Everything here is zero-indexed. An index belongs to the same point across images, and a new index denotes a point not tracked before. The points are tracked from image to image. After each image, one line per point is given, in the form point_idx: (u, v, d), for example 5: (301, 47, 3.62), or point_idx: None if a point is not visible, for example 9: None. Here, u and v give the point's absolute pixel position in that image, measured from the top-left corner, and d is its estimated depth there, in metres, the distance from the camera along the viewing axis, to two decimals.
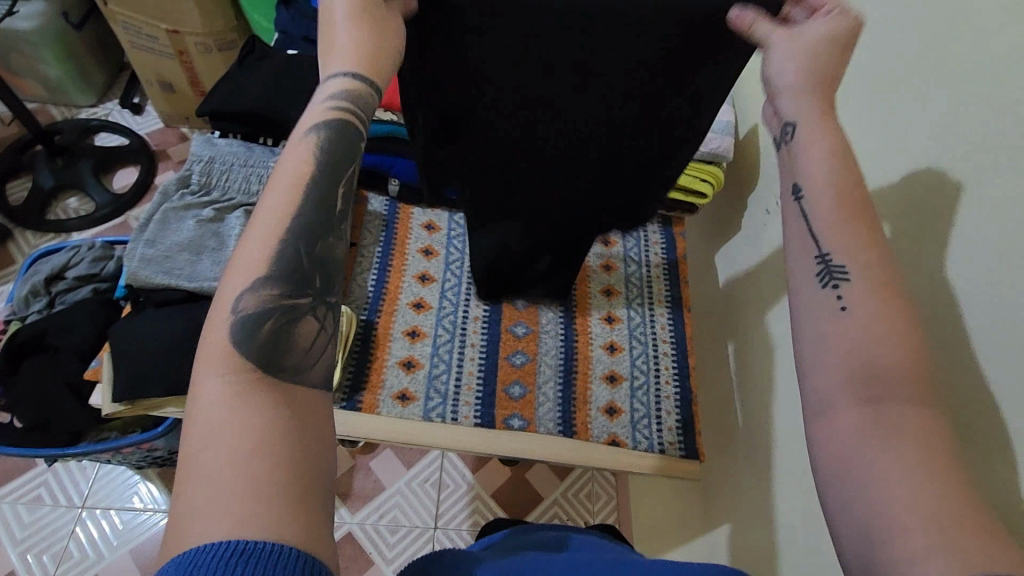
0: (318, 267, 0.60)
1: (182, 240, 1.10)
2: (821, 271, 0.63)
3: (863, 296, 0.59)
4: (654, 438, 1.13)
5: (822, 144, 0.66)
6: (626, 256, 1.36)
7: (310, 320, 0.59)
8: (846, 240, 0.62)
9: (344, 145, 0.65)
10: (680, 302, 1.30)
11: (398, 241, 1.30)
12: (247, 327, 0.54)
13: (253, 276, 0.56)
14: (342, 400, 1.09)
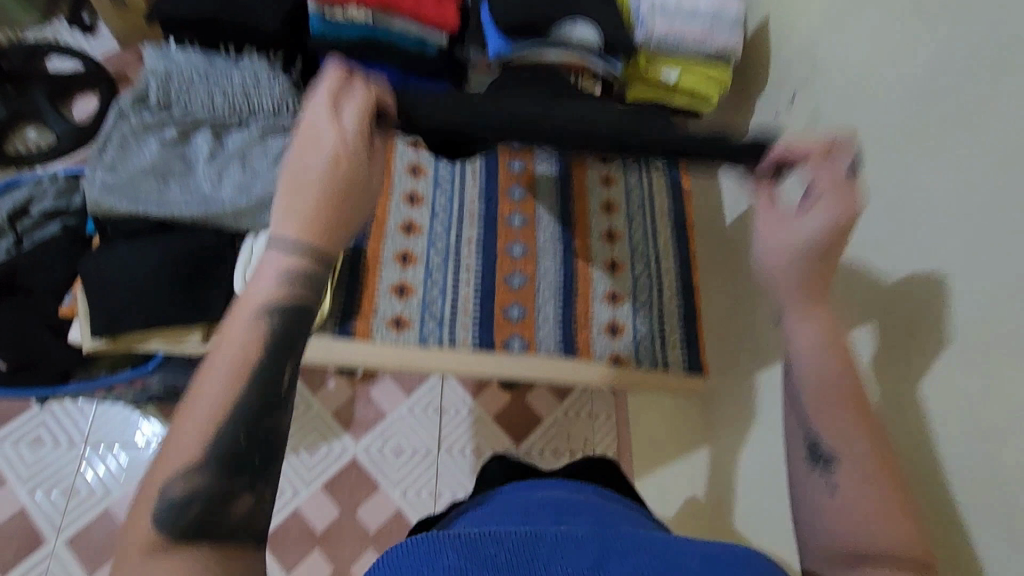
0: (258, 444, 0.56)
1: (145, 164, 1.00)
2: (811, 456, 0.65)
3: (851, 475, 0.61)
4: (658, 354, 1.11)
5: (815, 329, 0.67)
6: (627, 169, 1.27)
7: (245, 494, 0.54)
8: (861, 452, 0.62)
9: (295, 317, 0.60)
10: (683, 215, 1.24)
11: (382, 160, 1.20)
12: (175, 499, 0.52)
13: (179, 460, 0.53)
14: (335, 327, 1.05)
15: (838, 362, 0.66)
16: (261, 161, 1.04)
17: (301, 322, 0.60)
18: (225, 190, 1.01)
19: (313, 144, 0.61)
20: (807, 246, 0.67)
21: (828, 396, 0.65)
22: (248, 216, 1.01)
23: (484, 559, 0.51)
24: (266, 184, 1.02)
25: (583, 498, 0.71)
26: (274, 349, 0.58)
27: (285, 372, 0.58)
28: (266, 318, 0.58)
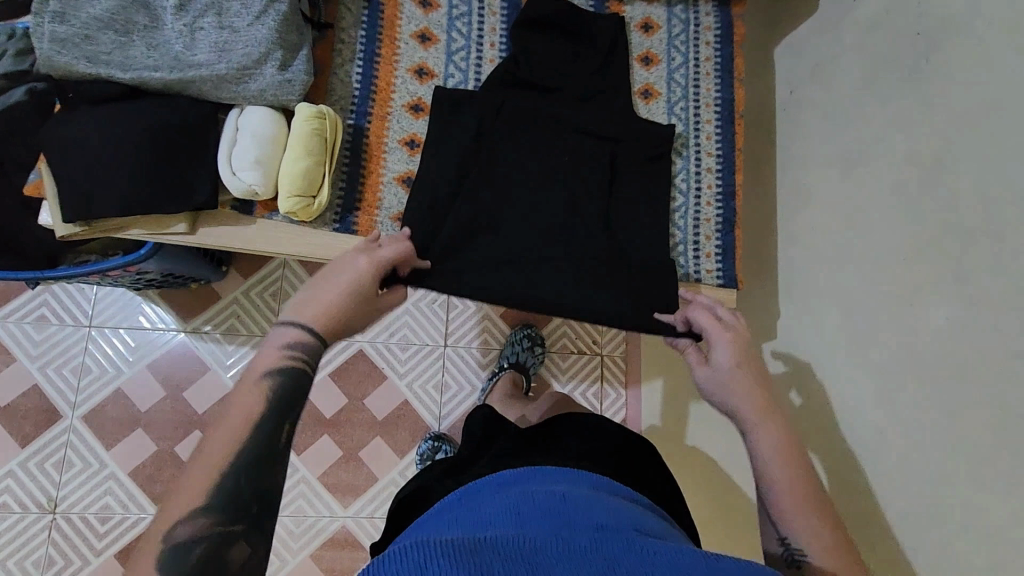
0: (257, 496, 0.64)
1: (101, 12, 0.83)
2: (784, 556, 0.67)
3: (813, 548, 0.66)
4: (690, 265, 1.01)
5: (775, 442, 0.71)
6: (670, 48, 1.09)
7: (240, 546, 0.62)
8: (809, 529, 0.67)
9: (288, 388, 0.69)
10: (732, 103, 1.08)
11: (386, 23, 1.01)
12: (181, 555, 0.60)
13: (183, 510, 0.61)
14: (335, 221, 0.94)
15: (797, 470, 0.70)
16: (243, 25, 0.86)
17: (296, 389, 0.71)
18: (201, 51, 0.85)
19: (324, 276, 0.76)
20: (727, 380, 0.78)
21: (793, 488, 0.69)
22: (230, 85, 0.86)
23: (474, 562, 0.53)
24: (250, 46, 0.86)
25: (591, 494, 0.74)
26: (269, 413, 0.68)
27: (281, 425, 0.68)
28: (269, 376, 0.69)
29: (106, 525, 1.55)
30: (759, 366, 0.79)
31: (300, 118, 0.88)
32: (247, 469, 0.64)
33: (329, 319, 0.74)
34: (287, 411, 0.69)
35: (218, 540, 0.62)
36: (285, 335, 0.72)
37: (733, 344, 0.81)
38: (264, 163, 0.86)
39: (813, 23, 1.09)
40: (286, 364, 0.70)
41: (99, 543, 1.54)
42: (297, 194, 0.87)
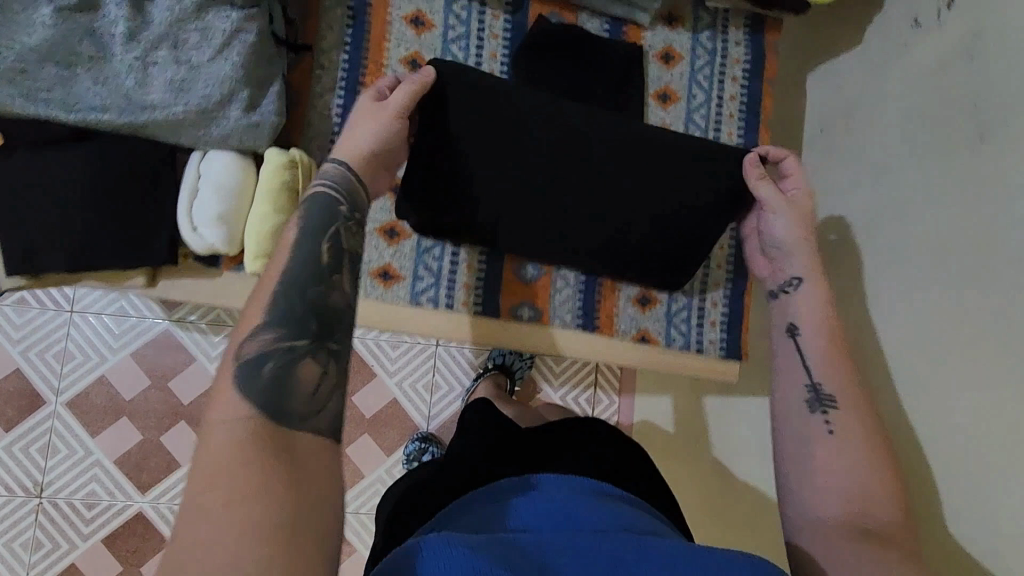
0: (315, 313, 0.63)
1: (37, 41, 0.71)
2: (811, 400, 0.76)
3: (847, 424, 0.73)
4: (693, 335, 0.94)
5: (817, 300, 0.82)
6: (692, 83, 0.97)
7: (308, 362, 0.61)
8: (839, 379, 0.76)
9: (324, 213, 0.69)
10: (757, 150, 0.98)
11: (372, 46, 0.89)
12: (259, 358, 0.59)
13: (255, 326, 0.61)
14: None
15: (835, 339, 0.80)
16: (201, 59, 0.75)
17: (330, 216, 0.70)
18: (154, 90, 0.74)
19: (357, 116, 0.78)
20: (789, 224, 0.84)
21: (831, 349, 0.79)
22: (189, 130, 0.76)
23: (492, 554, 0.53)
24: (210, 86, 0.75)
25: (583, 498, 0.70)
26: (312, 228, 0.69)
27: (323, 243, 0.68)
28: (305, 203, 0.70)
29: (92, 515, 1.40)
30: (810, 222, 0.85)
31: (269, 167, 0.79)
32: (306, 291, 0.64)
33: (370, 149, 0.77)
34: (327, 231, 0.69)
35: (287, 359, 0.60)
36: (330, 167, 0.75)
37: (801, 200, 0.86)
38: (229, 221, 0.78)
39: (864, 62, 0.99)
40: (325, 191, 0.72)
41: (85, 534, 1.39)
42: (265, 254, 0.79)
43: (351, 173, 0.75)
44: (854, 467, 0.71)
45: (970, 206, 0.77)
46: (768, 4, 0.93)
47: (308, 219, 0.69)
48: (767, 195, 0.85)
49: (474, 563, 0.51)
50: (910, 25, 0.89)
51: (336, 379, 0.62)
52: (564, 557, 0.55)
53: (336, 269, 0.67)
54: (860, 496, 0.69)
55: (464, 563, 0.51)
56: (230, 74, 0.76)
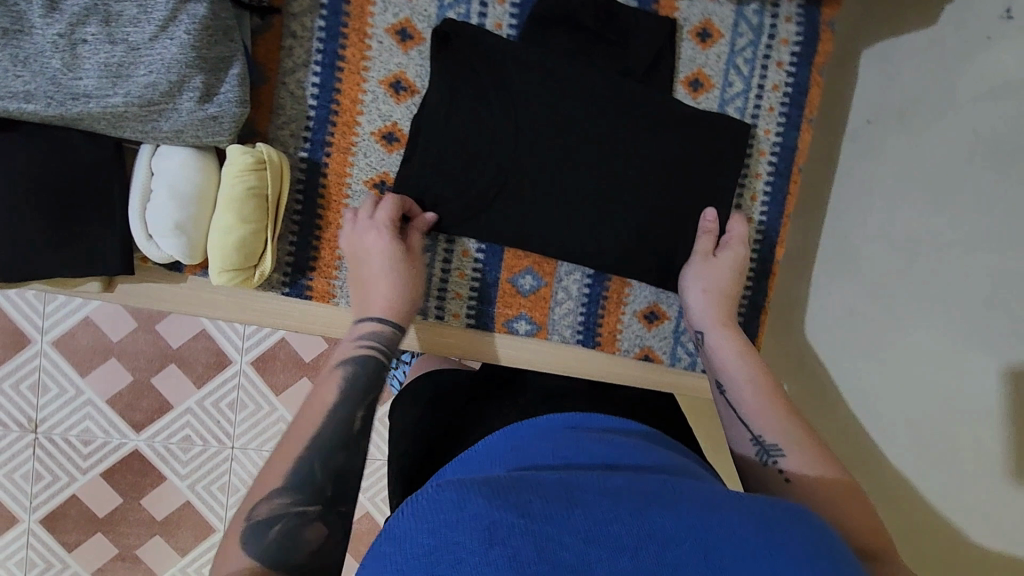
0: (332, 480, 0.61)
1: None
2: (759, 452, 0.67)
3: (799, 464, 0.65)
4: (699, 354, 0.88)
5: (731, 348, 0.76)
6: (729, 68, 0.83)
7: (316, 524, 0.58)
8: (778, 423, 0.68)
9: (372, 379, 0.67)
10: (795, 151, 0.86)
11: (355, 11, 0.74)
12: (269, 518, 0.57)
13: (264, 490, 0.59)
14: (284, 285, 0.78)
15: (768, 390, 0.72)
16: (143, 38, 0.62)
17: (375, 378, 0.68)
18: (86, 76, 0.62)
19: (377, 257, 0.73)
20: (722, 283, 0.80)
21: (760, 395, 0.71)
22: (133, 123, 0.64)
23: (513, 501, 0.46)
24: (156, 72, 0.63)
25: (637, 442, 0.61)
26: (348, 400, 0.65)
27: (357, 411, 0.65)
28: (348, 371, 0.67)
29: (88, 452, 1.20)
30: (743, 266, 0.81)
31: (232, 170, 0.68)
32: (328, 464, 0.61)
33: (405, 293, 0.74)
34: (365, 400, 0.66)
35: (297, 523, 0.57)
36: (373, 326, 0.71)
37: (730, 250, 0.81)
38: (190, 228, 0.68)
39: (932, 50, 0.83)
40: (369, 359, 0.69)
41: (86, 468, 1.20)
42: (232, 269, 0.70)
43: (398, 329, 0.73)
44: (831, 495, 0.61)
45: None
46: None
47: (342, 387, 0.66)
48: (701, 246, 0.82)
49: (495, 516, 0.45)
50: (999, 15, 0.74)
51: (341, 536, 0.59)
52: (593, 492, 0.48)
53: (364, 435, 0.65)
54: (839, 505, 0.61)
55: (479, 517, 0.45)
56: (179, 54, 0.63)
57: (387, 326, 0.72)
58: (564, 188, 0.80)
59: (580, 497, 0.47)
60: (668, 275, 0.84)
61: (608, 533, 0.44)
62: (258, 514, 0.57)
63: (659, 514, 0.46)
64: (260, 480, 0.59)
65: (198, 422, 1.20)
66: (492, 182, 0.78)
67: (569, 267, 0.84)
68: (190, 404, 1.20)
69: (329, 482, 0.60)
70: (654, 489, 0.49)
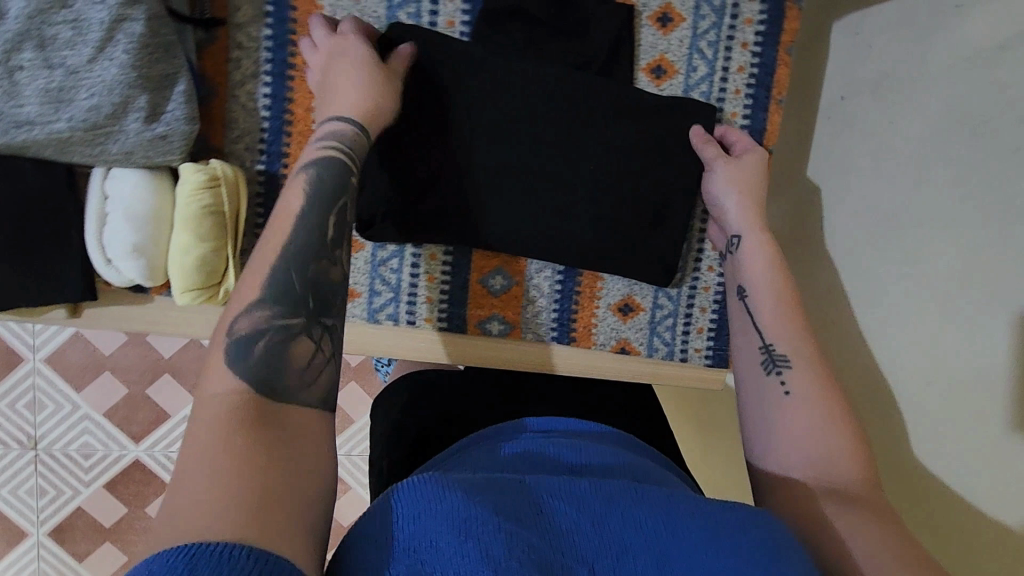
0: (312, 288, 0.55)
1: None
2: (766, 361, 0.68)
3: (802, 381, 0.66)
4: (676, 343, 0.87)
5: (758, 251, 0.75)
6: (692, 52, 0.81)
7: (304, 340, 0.52)
8: (789, 337, 0.69)
9: (338, 176, 0.61)
10: (765, 133, 0.84)
11: (301, 18, 0.73)
12: (250, 334, 0.50)
13: (241, 306, 0.51)
14: None
15: (787, 298, 0.72)
16: (82, 61, 0.60)
17: (343, 183, 0.62)
18: (27, 102, 0.60)
19: (350, 60, 0.68)
20: (741, 185, 0.78)
21: (777, 307, 0.72)
22: (80, 148, 0.63)
23: (489, 499, 0.46)
24: (99, 95, 0.62)
25: (608, 447, 0.61)
26: (317, 197, 0.59)
27: (329, 216, 0.59)
28: (314, 165, 0.61)
29: (89, 465, 1.20)
30: (765, 167, 0.79)
31: (186, 189, 0.67)
32: (306, 272, 0.55)
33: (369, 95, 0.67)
34: (336, 202, 0.60)
35: (281, 335, 0.51)
36: (338, 128, 0.65)
37: (752, 153, 0.79)
38: (148, 249, 0.67)
39: (901, 21, 0.81)
40: (335, 156, 0.62)
41: (89, 481, 1.21)
42: (195, 288, 0.70)
43: (366, 134, 0.66)
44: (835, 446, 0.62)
45: (1007, 226, 0.66)
46: None
47: (309, 189, 0.59)
48: (710, 154, 0.79)
49: (471, 510, 0.44)
50: None
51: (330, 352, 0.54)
52: (560, 494, 0.48)
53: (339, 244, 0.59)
54: (822, 453, 0.61)
55: (458, 511, 0.44)
56: (120, 74, 0.61)
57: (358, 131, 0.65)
58: (528, 187, 0.78)
59: (548, 502, 0.47)
60: (640, 266, 0.83)
61: (571, 544, 0.45)
62: (235, 328, 0.50)
63: (616, 520, 0.47)
64: (234, 293, 0.52)
65: None
66: (455, 184, 0.77)
67: (538, 266, 0.83)
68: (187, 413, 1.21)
69: (310, 295, 0.54)
70: (616, 490, 0.50)
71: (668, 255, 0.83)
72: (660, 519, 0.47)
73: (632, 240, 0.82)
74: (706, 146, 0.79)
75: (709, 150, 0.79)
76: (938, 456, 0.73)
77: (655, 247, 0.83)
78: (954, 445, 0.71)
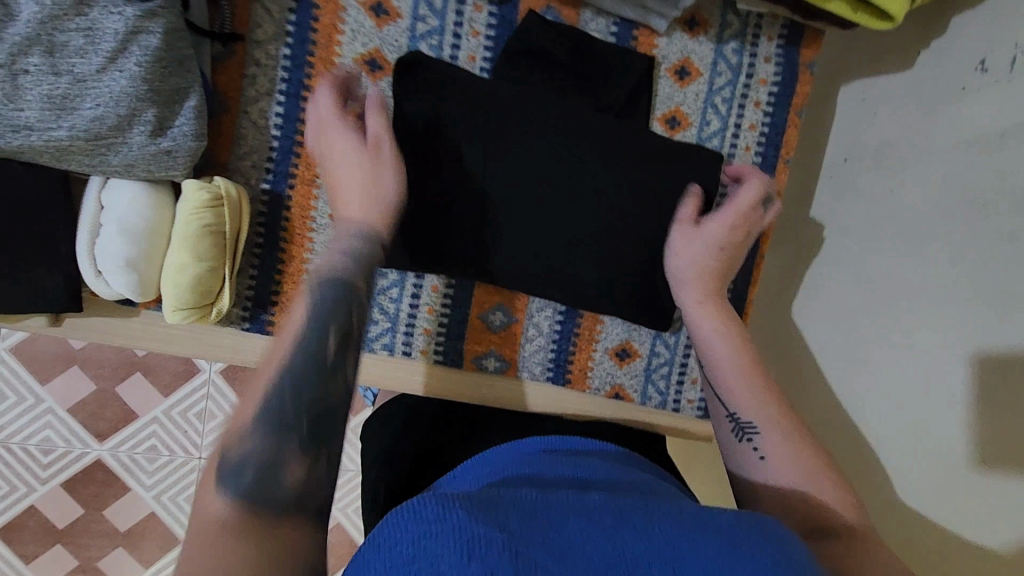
0: (311, 401, 0.52)
1: None
2: (734, 430, 0.68)
3: (772, 443, 0.65)
4: (669, 394, 0.87)
5: (709, 324, 0.75)
6: (707, 107, 0.82)
7: (296, 457, 0.50)
8: (754, 399, 0.68)
9: (336, 292, 0.58)
10: (771, 190, 0.85)
11: (322, 40, 0.71)
12: (252, 445, 0.49)
13: (240, 419, 0.51)
14: (243, 320, 0.75)
15: (745, 361, 0.72)
16: (89, 70, 0.58)
17: (341, 300, 0.58)
18: (28, 107, 0.58)
19: (342, 158, 0.66)
20: (706, 254, 0.77)
21: (741, 373, 0.71)
22: (79, 157, 0.61)
23: (495, 518, 0.45)
24: (104, 105, 0.59)
25: (613, 469, 0.60)
26: (318, 312, 0.56)
27: (328, 329, 0.55)
28: (311, 287, 0.59)
29: (49, 461, 1.12)
30: (736, 231, 0.77)
31: (187, 207, 0.65)
32: (302, 383, 0.52)
33: (384, 201, 0.67)
34: (334, 316, 0.56)
35: (285, 436, 0.50)
36: (351, 241, 0.64)
37: (723, 219, 0.77)
38: (141, 266, 0.65)
39: (907, 94, 0.83)
40: (337, 275, 0.60)
41: (46, 478, 1.13)
42: (186, 308, 0.67)
43: (377, 245, 0.65)
44: (814, 479, 0.62)
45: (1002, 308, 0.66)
46: (811, 13, 0.77)
47: (307, 305, 0.57)
48: (688, 216, 0.78)
49: (474, 530, 0.42)
50: (975, 66, 0.74)
51: (326, 463, 0.51)
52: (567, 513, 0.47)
53: (340, 360, 0.55)
54: (801, 497, 0.61)
55: (460, 530, 0.42)
56: (128, 86, 0.59)
57: (366, 237, 0.65)
58: (537, 227, 0.77)
59: (554, 518, 0.46)
60: (640, 314, 0.83)
61: (581, 555, 0.43)
62: (231, 445, 0.49)
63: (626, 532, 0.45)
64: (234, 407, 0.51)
65: (166, 432, 1.14)
66: (462, 217, 0.76)
67: (540, 306, 0.82)
68: (158, 414, 1.14)
69: (310, 404, 0.52)
70: (621, 508, 0.48)
71: (668, 304, 0.82)
72: (667, 531, 0.46)
73: (636, 288, 0.81)
74: (685, 207, 0.78)
75: (687, 212, 0.78)
76: (915, 530, 0.73)
77: (658, 296, 0.82)
78: (930, 522, 0.71)
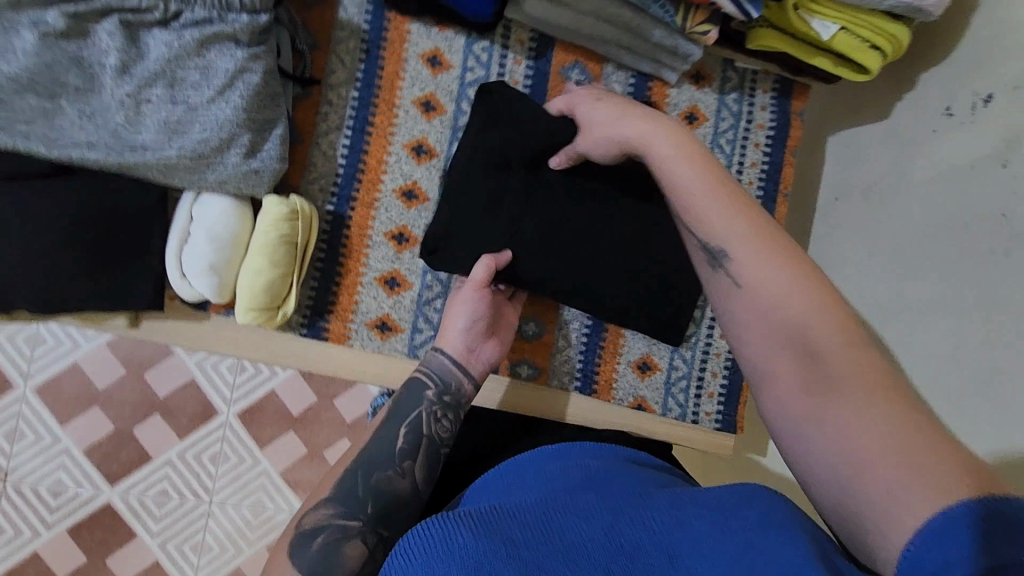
0: (375, 496, 0.64)
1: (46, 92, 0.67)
2: (708, 260, 0.63)
3: (748, 265, 0.59)
4: (688, 406, 0.93)
5: (672, 149, 0.67)
6: (713, 146, 0.94)
7: (356, 541, 0.60)
8: (730, 227, 0.62)
9: (413, 395, 0.71)
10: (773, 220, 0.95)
11: (385, 85, 0.84)
12: (384, 453, 0.67)
13: (313, 502, 0.64)
14: (302, 326, 0.83)
15: (718, 189, 0.64)
16: (200, 100, 0.70)
17: (417, 402, 0.71)
18: (147, 132, 0.69)
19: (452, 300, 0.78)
20: (604, 130, 0.73)
21: (711, 203, 0.63)
22: (184, 174, 0.71)
23: (494, 532, 0.48)
24: (209, 130, 0.70)
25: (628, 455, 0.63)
26: (401, 408, 0.71)
27: (402, 426, 0.69)
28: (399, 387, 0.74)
29: (57, 505, 1.08)
30: (625, 104, 0.73)
31: (267, 219, 0.74)
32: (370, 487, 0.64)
33: (466, 337, 0.75)
34: (412, 416, 0.70)
35: (413, 433, 0.69)
36: (434, 362, 0.74)
37: (599, 108, 0.75)
38: (221, 271, 0.73)
39: (886, 138, 0.96)
40: (417, 381, 0.72)
41: (52, 523, 1.08)
42: (257, 309, 0.75)
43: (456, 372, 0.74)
44: (809, 301, 0.56)
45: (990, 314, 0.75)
46: (800, 70, 0.90)
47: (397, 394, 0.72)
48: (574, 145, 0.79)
49: (477, 553, 0.46)
50: (942, 112, 0.87)
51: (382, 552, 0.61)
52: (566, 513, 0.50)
53: (410, 455, 0.67)
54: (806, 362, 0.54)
55: (463, 554, 0.46)
56: (230, 113, 0.70)
57: (436, 383, 0.72)
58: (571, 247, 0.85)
59: (554, 523, 0.49)
60: (660, 328, 0.89)
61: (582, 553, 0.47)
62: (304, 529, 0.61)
63: (641, 512, 0.50)
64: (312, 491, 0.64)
65: (179, 474, 1.10)
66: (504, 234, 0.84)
67: (570, 317, 0.90)
68: (170, 456, 1.10)
69: (370, 499, 0.63)
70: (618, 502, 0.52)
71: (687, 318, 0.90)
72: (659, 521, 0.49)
73: (658, 304, 0.89)
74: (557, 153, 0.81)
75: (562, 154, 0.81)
76: None
77: (678, 312, 0.90)
78: None
